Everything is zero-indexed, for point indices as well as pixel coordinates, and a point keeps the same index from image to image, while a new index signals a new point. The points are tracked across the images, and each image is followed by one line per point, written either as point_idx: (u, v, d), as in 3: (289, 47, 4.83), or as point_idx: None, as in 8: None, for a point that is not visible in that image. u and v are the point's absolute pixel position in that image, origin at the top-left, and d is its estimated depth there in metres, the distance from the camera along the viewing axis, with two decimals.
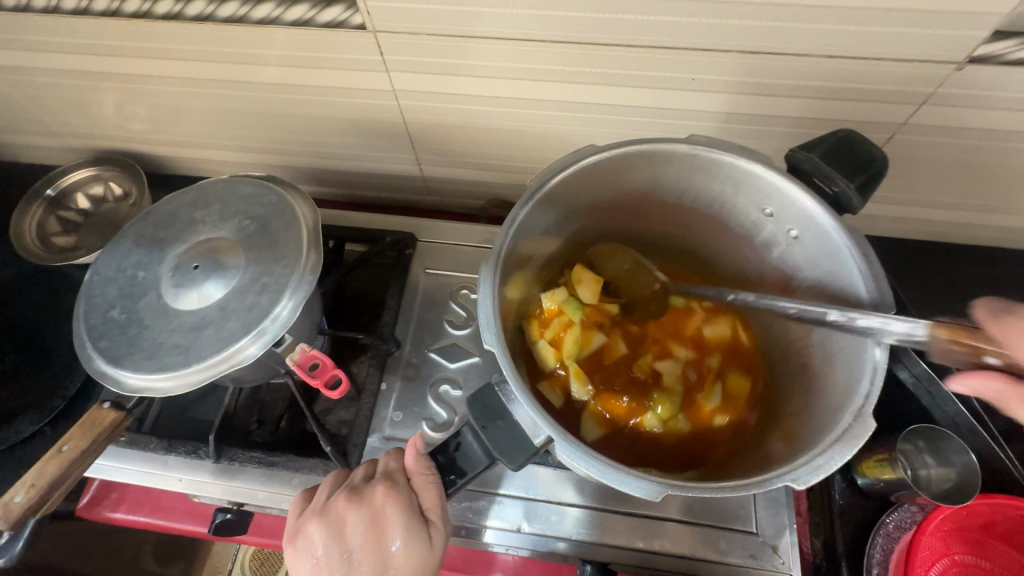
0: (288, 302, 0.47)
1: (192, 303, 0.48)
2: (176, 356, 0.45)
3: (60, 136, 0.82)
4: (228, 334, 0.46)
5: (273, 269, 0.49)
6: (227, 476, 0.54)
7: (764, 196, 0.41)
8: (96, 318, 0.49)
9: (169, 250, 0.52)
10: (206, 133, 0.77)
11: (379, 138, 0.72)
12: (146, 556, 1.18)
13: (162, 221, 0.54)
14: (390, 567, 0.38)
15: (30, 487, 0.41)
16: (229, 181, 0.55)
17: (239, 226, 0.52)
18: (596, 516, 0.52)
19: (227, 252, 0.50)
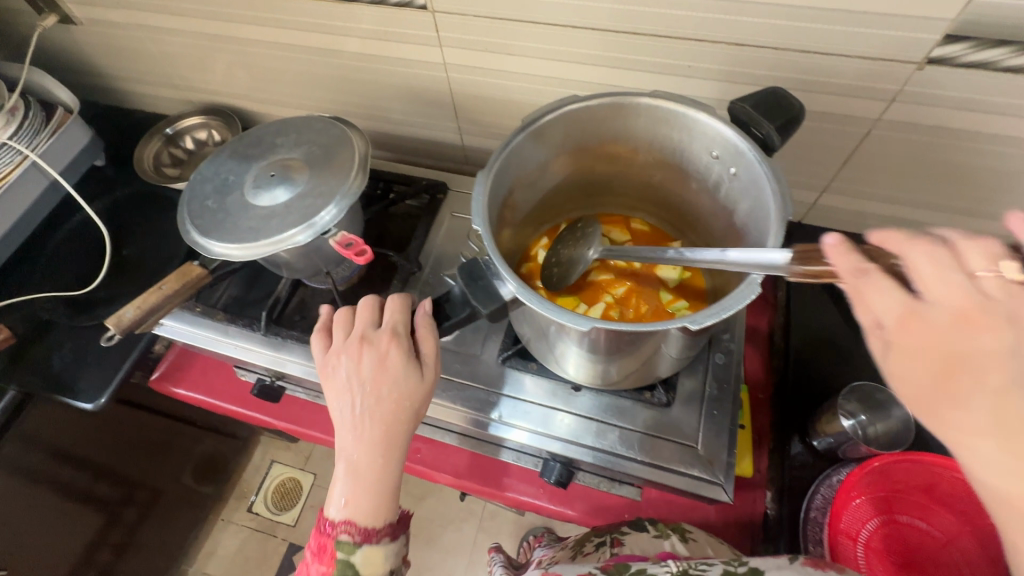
0: (336, 204, 0.60)
1: (264, 202, 0.62)
2: (249, 234, 0.59)
3: (181, 90, 1.02)
4: (289, 224, 0.59)
5: (329, 182, 0.62)
6: (271, 347, 0.68)
7: (708, 140, 0.49)
8: (194, 205, 0.64)
9: (255, 164, 0.66)
10: (292, 93, 0.93)
11: (430, 107, 0.85)
12: (190, 466, 1.34)
13: (251, 142, 0.69)
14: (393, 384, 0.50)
15: (137, 308, 0.57)
16: (304, 118, 0.70)
17: (307, 151, 0.66)
18: (560, 417, 0.61)
19: (296, 168, 0.64)
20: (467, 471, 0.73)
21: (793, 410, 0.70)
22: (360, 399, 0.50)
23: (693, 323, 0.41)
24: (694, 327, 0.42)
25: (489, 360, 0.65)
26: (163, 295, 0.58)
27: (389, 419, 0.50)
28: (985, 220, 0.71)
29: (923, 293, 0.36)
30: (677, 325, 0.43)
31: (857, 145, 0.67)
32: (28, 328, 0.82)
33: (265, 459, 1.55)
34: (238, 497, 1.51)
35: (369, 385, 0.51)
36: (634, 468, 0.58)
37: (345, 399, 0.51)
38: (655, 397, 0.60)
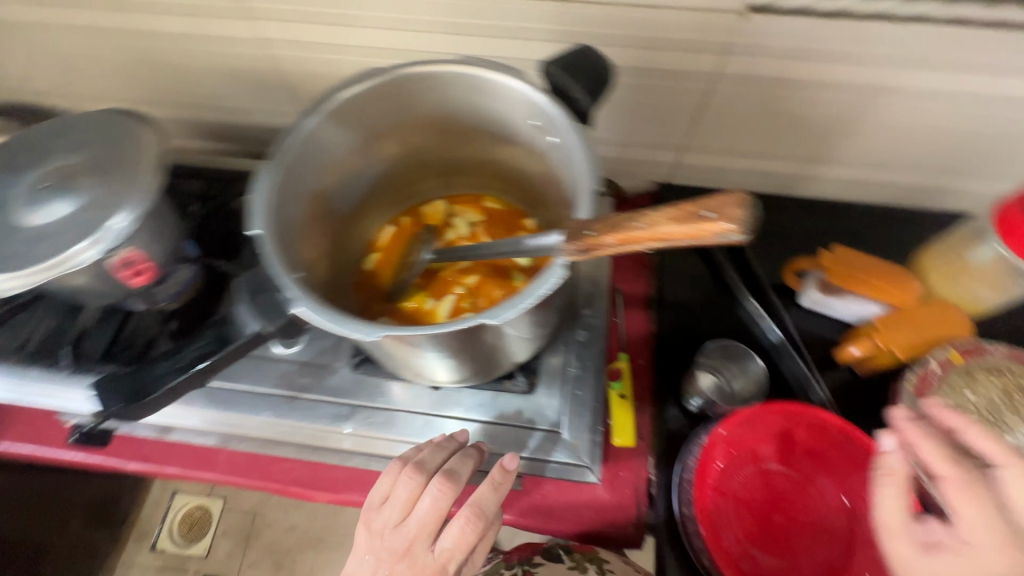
0: (127, 213, 0.51)
1: (35, 221, 0.52)
2: (15, 261, 0.49)
3: None
4: (61, 243, 0.50)
5: (117, 188, 0.53)
6: (85, 386, 0.59)
7: (525, 108, 0.45)
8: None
9: (25, 176, 0.55)
10: (100, 85, 0.80)
11: (262, 90, 0.76)
12: (77, 516, 1.20)
13: (22, 148, 0.57)
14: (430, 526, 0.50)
15: None
16: (90, 115, 0.59)
17: (92, 153, 0.56)
18: (420, 420, 0.59)
19: (78, 175, 0.54)
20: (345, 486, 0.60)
21: (671, 374, 0.70)
22: (393, 562, 0.50)
23: (486, 320, 0.35)
24: (493, 324, 0.36)
25: (341, 370, 0.62)
26: None
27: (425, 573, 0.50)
28: (830, 167, 0.73)
29: (935, 459, 0.40)
30: (478, 324, 0.37)
31: (704, 102, 0.66)
32: None
33: (165, 491, 1.42)
34: (139, 538, 1.38)
35: (405, 532, 0.50)
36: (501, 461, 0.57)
37: (381, 537, 0.51)
38: (515, 385, 0.58)
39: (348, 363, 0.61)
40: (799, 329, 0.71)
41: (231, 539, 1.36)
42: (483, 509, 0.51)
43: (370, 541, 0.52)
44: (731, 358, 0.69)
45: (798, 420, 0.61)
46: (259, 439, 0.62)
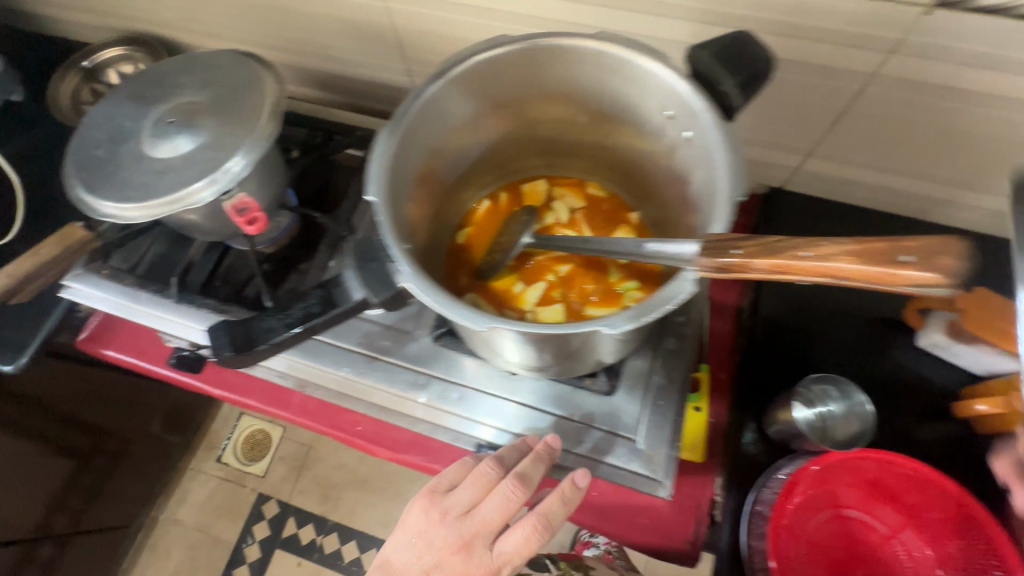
0: (242, 157, 0.52)
1: (159, 155, 0.54)
2: (140, 191, 0.52)
3: (101, 16, 0.89)
4: (180, 184, 0.52)
5: (235, 132, 0.54)
6: (183, 313, 0.61)
7: (661, 96, 0.42)
8: (81, 151, 0.56)
9: (156, 108, 0.58)
10: (223, 25, 0.82)
11: (372, 44, 0.75)
12: (157, 421, 1.34)
13: (153, 80, 0.60)
14: (480, 526, 0.51)
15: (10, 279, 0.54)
16: (215, 53, 0.61)
17: (216, 93, 0.57)
18: (493, 403, 0.58)
19: (201, 113, 0.56)
20: (408, 446, 0.63)
21: (751, 395, 0.66)
22: (447, 553, 0.51)
23: (605, 329, 0.34)
24: (610, 333, 0.36)
25: (422, 338, 0.62)
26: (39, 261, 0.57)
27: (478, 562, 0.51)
28: (984, 195, 0.64)
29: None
30: (591, 331, 0.36)
31: (847, 106, 0.59)
32: None
33: (233, 411, 1.53)
34: (207, 448, 1.51)
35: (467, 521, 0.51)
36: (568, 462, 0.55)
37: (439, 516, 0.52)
38: (595, 385, 0.56)
39: (431, 333, 0.61)
40: (906, 371, 0.64)
41: (286, 465, 1.46)
42: (548, 522, 0.51)
43: (423, 521, 0.53)
44: (836, 396, 0.59)
45: (892, 470, 0.54)
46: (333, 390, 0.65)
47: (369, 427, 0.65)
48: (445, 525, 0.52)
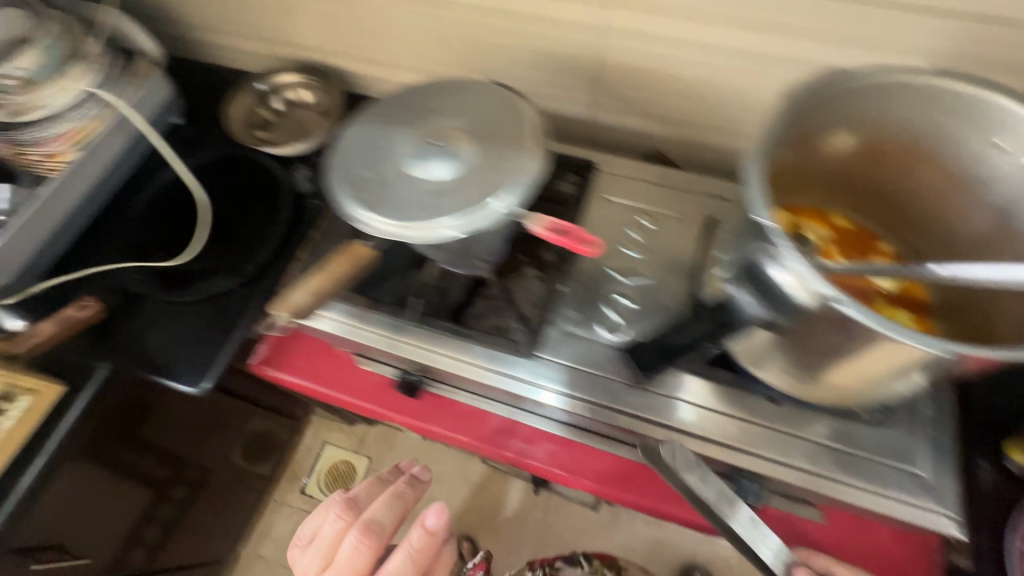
0: (522, 182, 0.53)
1: (423, 178, 0.55)
2: (420, 212, 0.52)
3: (270, 43, 0.92)
4: (453, 211, 0.52)
5: (507, 157, 0.55)
6: (417, 337, 0.63)
7: (989, 131, 0.50)
8: (344, 165, 0.57)
9: (414, 130, 0.59)
10: (405, 55, 0.85)
11: (566, 77, 0.77)
12: (237, 449, 1.22)
13: (402, 104, 0.61)
14: (336, 550, 0.67)
15: (311, 294, 0.55)
16: (462, 81, 0.62)
17: (475, 119, 0.58)
18: (764, 434, 0.56)
19: (464, 138, 0.57)
20: (604, 479, 0.70)
21: (984, 429, 0.64)
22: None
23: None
24: None
25: (670, 364, 0.60)
26: (329, 278, 0.56)
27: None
28: None
29: None
30: None
31: None
32: (116, 299, 0.77)
33: (317, 440, 1.50)
34: (290, 479, 1.46)
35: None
36: (727, 541, 0.54)
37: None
38: (867, 415, 0.56)
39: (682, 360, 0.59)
40: None
41: None
42: (375, 524, 0.68)
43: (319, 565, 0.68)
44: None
45: None
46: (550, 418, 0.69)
47: (559, 457, 0.71)
48: (320, 563, 0.68)
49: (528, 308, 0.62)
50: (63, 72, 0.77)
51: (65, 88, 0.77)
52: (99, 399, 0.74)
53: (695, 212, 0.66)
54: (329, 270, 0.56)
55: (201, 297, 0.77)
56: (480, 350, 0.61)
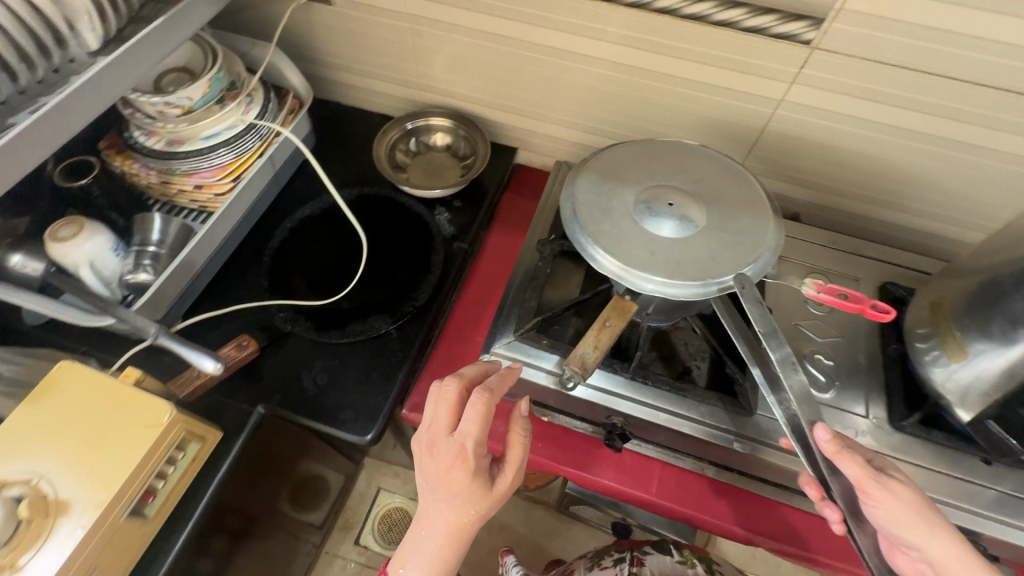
0: (769, 243, 0.56)
1: (651, 230, 0.56)
2: (683, 266, 0.53)
3: (406, 86, 0.93)
4: (671, 270, 0.53)
5: (746, 218, 0.58)
6: (633, 389, 0.62)
7: None
8: (582, 187, 0.60)
9: (652, 183, 0.60)
10: (552, 107, 0.87)
11: (723, 139, 0.81)
12: (287, 499, 1.04)
13: (620, 160, 0.63)
14: (439, 426, 0.53)
15: (596, 349, 0.54)
16: (669, 142, 0.65)
17: (700, 180, 0.61)
18: (988, 494, 0.58)
19: (697, 196, 0.59)
20: (789, 537, 0.67)
21: None
22: (431, 465, 0.53)
23: None
24: None
25: (878, 424, 0.61)
26: (612, 334, 0.55)
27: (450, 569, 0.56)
28: None
29: None
30: None
31: None
32: (267, 337, 0.74)
33: (372, 485, 1.43)
34: (343, 528, 1.38)
35: (473, 484, 0.52)
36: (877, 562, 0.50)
37: (423, 452, 0.53)
38: None
39: (889, 419, 0.60)
40: None
41: None
42: (490, 389, 0.53)
43: (422, 458, 0.54)
44: None
45: None
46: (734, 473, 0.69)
47: (737, 512, 0.68)
48: (424, 440, 0.54)
49: (685, 358, 0.67)
50: (223, 104, 0.75)
51: (227, 120, 0.75)
52: (250, 442, 0.68)
53: (870, 276, 0.71)
54: (610, 325, 0.55)
55: (358, 339, 0.74)
56: (696, 406, 0.61)
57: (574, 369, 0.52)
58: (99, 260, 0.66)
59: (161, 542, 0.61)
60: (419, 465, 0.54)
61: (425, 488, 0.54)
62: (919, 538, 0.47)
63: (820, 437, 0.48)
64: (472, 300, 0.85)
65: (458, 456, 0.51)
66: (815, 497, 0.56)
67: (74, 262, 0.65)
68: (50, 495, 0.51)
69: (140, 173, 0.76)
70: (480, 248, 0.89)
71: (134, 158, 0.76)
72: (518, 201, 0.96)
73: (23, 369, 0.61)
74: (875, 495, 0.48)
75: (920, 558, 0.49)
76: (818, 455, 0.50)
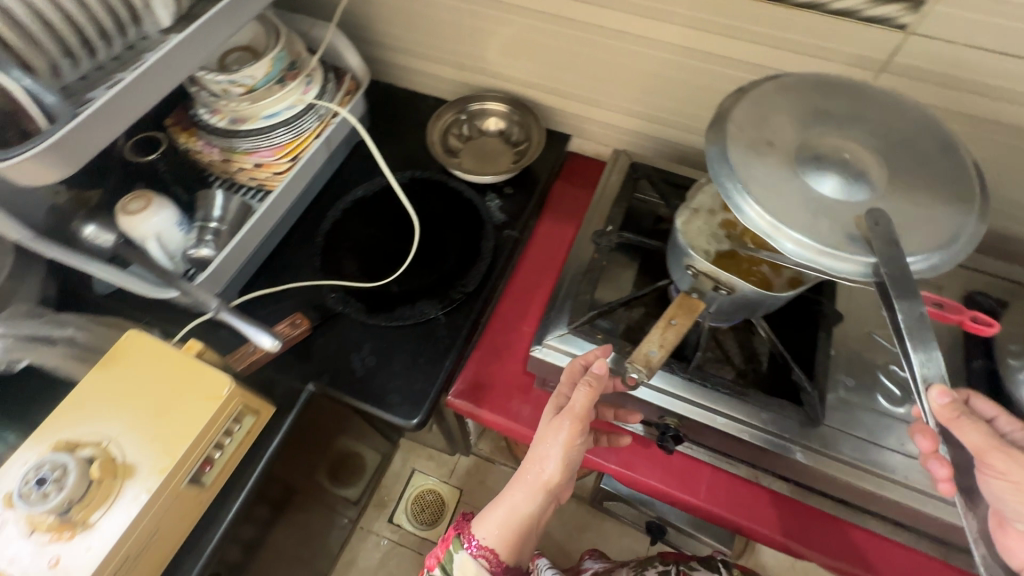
0: (966, 226, 0.45)
1: (813, 183, 0.45)
2: (855, 238, 0.43)
3: (461, 70, 0.91)
4: (831, 236, 0.43)
5: (944, 192, 0.46)
6: (688, 391, 0.60)
7: None
8: (739, 119, 0.50)
9: (830, 127, 0.49)
10: (612, 94, 0.84)
11: None
12: (327, 475, 1.07)
13: (787, 96, 0.51)
14: (574, 417, 0.56)
15: (660, 347, 0.51)
16: (848, 81, 0.53)
17: (890, 133, 0.49)
18: None
19: (882, 154, 0.47)
20: (844, 553, 0.64)
21: None
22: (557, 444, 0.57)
23: None
24: None
25: None
26: (678, 332, 0.52)
27: (519, 536, 0.60)
28: None
29: None
30: None
31: None
32: (319, 316, 0.75)
33: (406, 466, 1.45)
34: (378, 505, 1.41)
35: (572, 443, 0.57)
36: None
37: (553, 434, 0.58)
38: None
39: None
40: None
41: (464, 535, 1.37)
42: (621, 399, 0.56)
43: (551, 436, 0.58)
44: None
45: None
46: (790, 483, 0.66)
47: (786, 524, 0.65)
48: (559, 423, 0.57)
49: (741, 362, 0.64)
50: (284, 84, 0.75)
51: (287, 100, 0.75)
52: (300, 418, 0.70)
53: (954, 284, 0.66)
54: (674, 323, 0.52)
55: (407, 323, 0.75)
56: (757, 413, 0.58)
57: (638, 366, 0.50)
58: (166, 234, 0.69)
59: (216, 511, 0.63)
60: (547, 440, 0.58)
61: (536, 458, 0.59)
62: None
63: (938, 402, 0.40)
64: (520, 288, 0.84)
65: (568, 415, 0.57)
66: (923, 449, 0.46)
67: (142, 235, 0.67)
68: (118, 458, 0.53)
69: (204, 150, 0.77)
70: (531, 236, 0.88)
71: (198, 136, 0.78)
72: (571, 190, 0.94)
73: (94, 335, 0.64)
74: (1001, 468, 0.44)
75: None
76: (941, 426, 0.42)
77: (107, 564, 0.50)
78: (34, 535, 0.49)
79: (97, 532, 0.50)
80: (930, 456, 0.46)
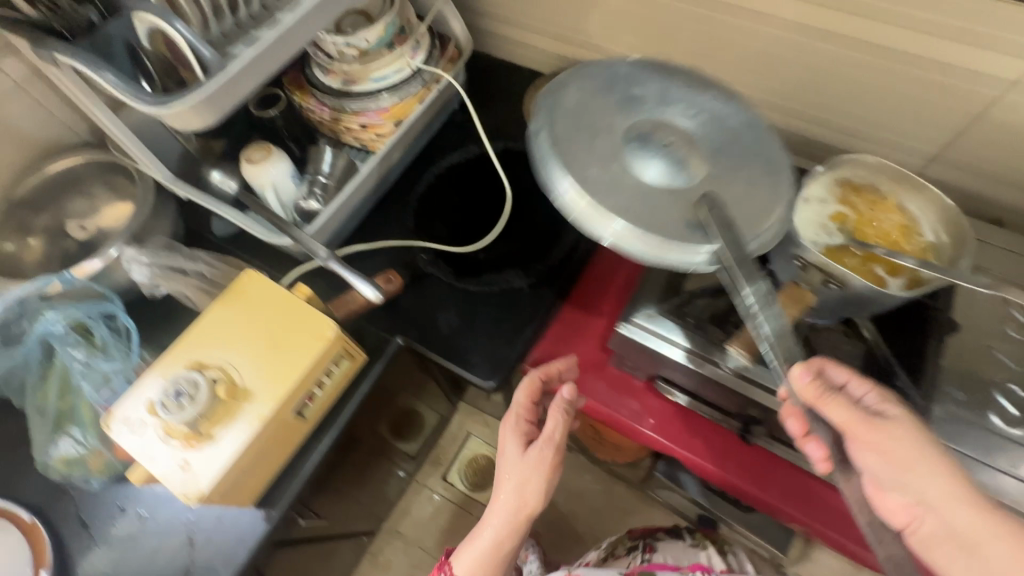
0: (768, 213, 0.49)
1: (620, 163, 0.48)
2: (648, 218, 0.45)
3: (562, 42, 0.91)
4: (676, 231, 0.45)
5: (756, 182, 0.50)
6: (778, 383, 0.58)
7: None
8: (554, 97, 0.51)
9: (632, 110, 0.51)
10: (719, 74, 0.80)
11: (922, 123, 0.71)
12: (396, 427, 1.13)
13: (608, 78, 0.53)
14: (552, 441, 0.65)
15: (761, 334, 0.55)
16: (654, 61, 0.55)
17: (698, 118, 0.52)
18: None
19: (678, 137, 0.50)
20: None
21: None
22: (539, 469, 0.64)
23: None
24: None
25: None
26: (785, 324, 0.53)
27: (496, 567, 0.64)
28: None
29: None
30: None
31: None
32: (410, 275, 0.79)
33: (462, 429, 1.50)
34: (433, 463, 1.48)
35: (549, 470, 0.64)
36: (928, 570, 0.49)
37: (537, 458, 0.64)
38: None
39: None
40: None
41: None
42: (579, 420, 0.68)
43: (532, 461, 0.64)
44: None
45: None
46: None
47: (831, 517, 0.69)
48: (541, 447, 0.64)
49: None
50: (393, 48, 0.78)
51: (396, 65, 0.79)
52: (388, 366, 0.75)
53: None
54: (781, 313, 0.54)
55: (492, 289, 0.77)
56: (855, 416, 0.55)
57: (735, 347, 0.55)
58: (280, 186, 0.75)
59: (311, 442, 0.68)
60: (529, 466, 0.64)
61: (517, 486, 0.64)
62: (906, 480, 0.49)
63: (800, 379, 0.46)
64: (600, 266, 0.84)
65: (548, 444, 0.65)
66: (797, 433, 0.52)
67: (262, 184, 0.74)
68: (238, 382, 0.59)
69: (315, 109, 0.80)
70: None
71: (310, 94, 0.81)
72: None
73: (218, 272, 0.71)
74: (866, 438, 0.49)
75: (912, 502, 0.49)
76: (807, 401, 0.47)
77: (227, 473, 0.56)
78: (169, 440, 0.56)
79: (220, 444, 0.57)
80: (805, 440, 0.52)
